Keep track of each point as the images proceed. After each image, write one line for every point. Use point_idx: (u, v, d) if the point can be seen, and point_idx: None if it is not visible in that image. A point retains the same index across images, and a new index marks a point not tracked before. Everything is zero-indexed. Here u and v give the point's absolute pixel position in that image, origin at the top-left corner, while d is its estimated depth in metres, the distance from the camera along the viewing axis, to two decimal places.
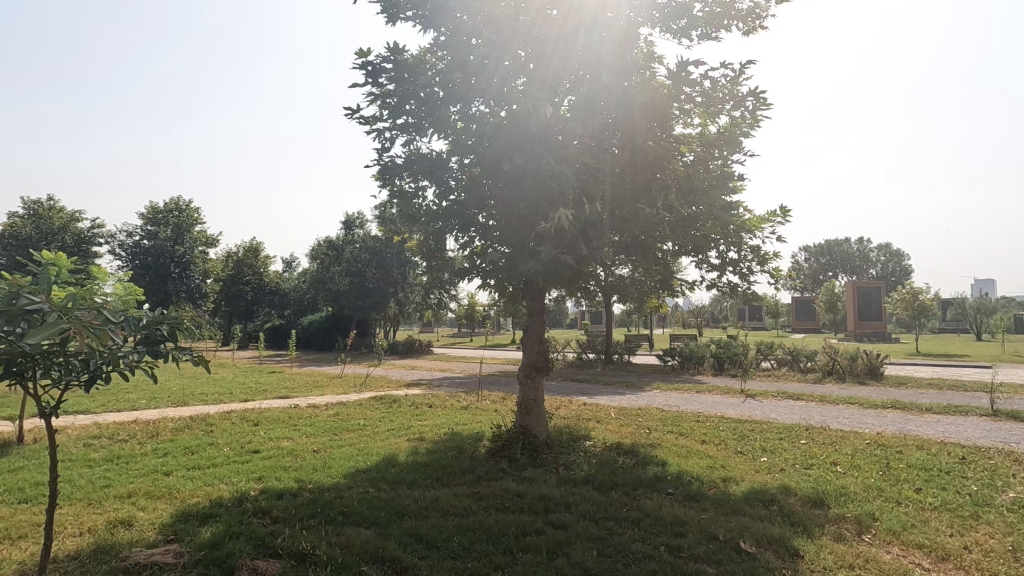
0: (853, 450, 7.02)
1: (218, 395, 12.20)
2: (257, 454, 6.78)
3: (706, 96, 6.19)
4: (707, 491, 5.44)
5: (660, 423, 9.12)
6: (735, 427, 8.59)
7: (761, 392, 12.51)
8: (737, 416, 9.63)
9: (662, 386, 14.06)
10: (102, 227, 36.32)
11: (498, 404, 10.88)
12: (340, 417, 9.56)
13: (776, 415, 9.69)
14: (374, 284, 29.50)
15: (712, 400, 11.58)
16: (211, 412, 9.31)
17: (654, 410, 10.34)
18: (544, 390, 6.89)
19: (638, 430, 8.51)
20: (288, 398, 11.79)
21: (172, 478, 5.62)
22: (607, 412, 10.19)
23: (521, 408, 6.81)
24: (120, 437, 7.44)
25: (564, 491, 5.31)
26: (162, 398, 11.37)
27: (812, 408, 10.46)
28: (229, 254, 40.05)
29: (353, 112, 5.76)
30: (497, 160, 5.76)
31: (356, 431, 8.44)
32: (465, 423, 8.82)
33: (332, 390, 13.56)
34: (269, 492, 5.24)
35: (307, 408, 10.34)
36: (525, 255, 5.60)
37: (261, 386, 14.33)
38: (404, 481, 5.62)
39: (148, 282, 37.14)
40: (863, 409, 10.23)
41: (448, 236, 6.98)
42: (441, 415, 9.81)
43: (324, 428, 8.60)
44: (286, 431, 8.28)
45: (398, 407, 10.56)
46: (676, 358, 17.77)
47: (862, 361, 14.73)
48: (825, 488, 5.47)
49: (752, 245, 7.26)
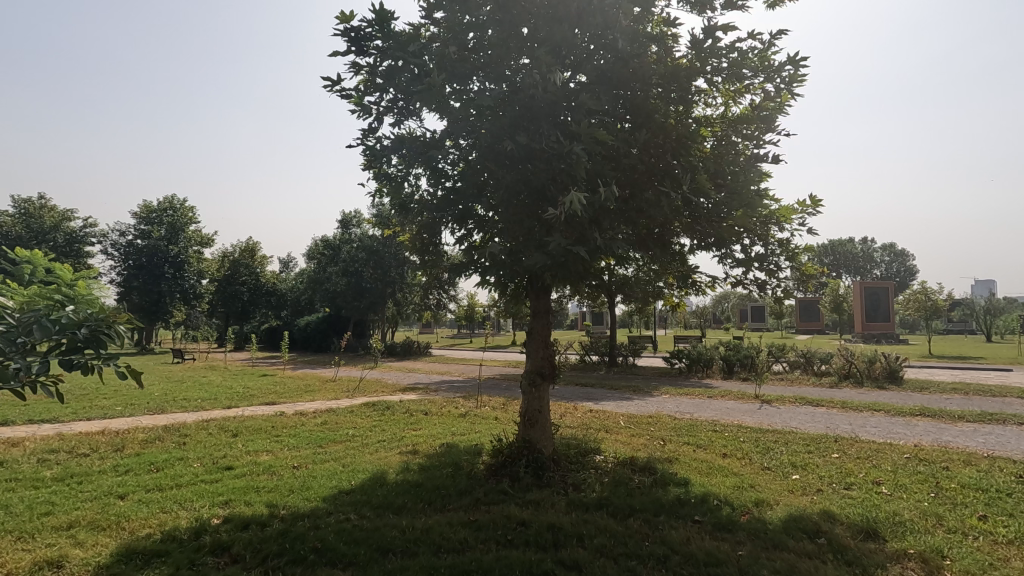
0: (893, 466, 6.31)
1: (201, 401, 11.54)
2: (229, 472, 6.07)
3: (733, 69, 5.44)
4: (739, 518, 4.73)
5: (674, 433, 8.42)
6: (757, 438, 7.88)
7: (778, 398, 11.80)
8: (756, 425, 8.94)
9: (671, 390, 13.36)
10: (95, 226, 35.83)
11: (498, 411, 10.19)
12: (328, 426, 8.86)
13: (798, 424, 8.98)
14: (371, 284, 28.84)
15: (725, 407, 10.90)
16: (189, 421, 8.62)
17: (666, 418, 9.64)
18: (550, 399, 6.18)
19: (651, 442, 7.81)
20: (276, 403, 11.10)
21: (125, 504, 4.92)
22: (615, 420, 9.50)
23: (524, 420, 6.10)
24: (81, 450, 6.75)
25: (575, 519, 4.59)
26: (139, 404, 10.70)
27: (835, 416, 9.75)
28: (224, 254, 39.46)
29: (333, 85, 5.04)
30: (498, 140, 5.05)
31: (343, 443, 7.72)
32: (463, 434, 8.11)
33: (323, 395, 12.86)
34: (234, 520, 4.53)
35: (294, 415, 9.65)
36: (529, 248, 4.91)
37: (250, 390, 13.67)
38: (391, 507, 4.91)
39: (141, 283, 36.58)
40: (891, 418, 9.53)
41: (443, 228, 6.30)
42: (437, 424, 9.12)
43: (309, 439, 7.88)
44: (266, 442, 7.58)
45: (392, 415, 9.85)
46: (684, 360, 17.09)
47: (880, 364, 14.03)
48: (876, 514, 4.76)
49: (780, 239, 6.54)
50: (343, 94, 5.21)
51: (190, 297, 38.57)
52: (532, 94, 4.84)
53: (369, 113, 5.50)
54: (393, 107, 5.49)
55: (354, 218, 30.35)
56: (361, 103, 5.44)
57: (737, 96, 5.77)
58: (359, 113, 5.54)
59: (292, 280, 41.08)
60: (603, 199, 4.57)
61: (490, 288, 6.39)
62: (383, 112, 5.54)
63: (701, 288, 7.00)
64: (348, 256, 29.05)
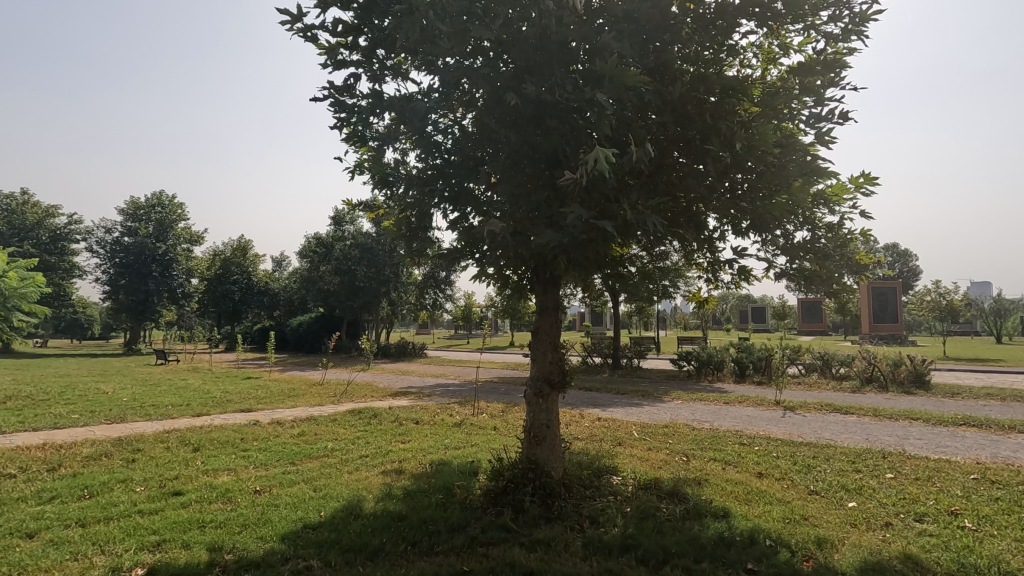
0: (964, 490, 5.35)
1: (169, 407, 10.53)
2: (176, 498, 5.07)
3: (790, 9, 4.38)
4: (803, 565, 3.76)
5: (696, 446, 7.46)
6: (792, 453, 6.93)
7: (802, 404, 10.82)
8: (785, 436, 7.97)
9: (683, 395, 12.39)
10: (80, 223, 34.87)
11: (497, 420, 9.20)
12: (305, 437, 7.87)
13: (833, 436, 8.02)
14: (365, 283, 27.85)
15: (745, 414, 9.95)
16: (146, 433, 7.61)
17: (685, 428, 8.64)
18: (558, 411, 5.20)
19: (672, 458, 6.84)
20: (251, 410, 10.09)
21: (31, 547, 3.92)
22: (627, 430, 8.53)
23: (528, 438, 5.12)
24: (6, 470, 5.74)
25: (597, 570, 3.62)
26: (99, 412, 9.68)
27: (870, 425, 8.78)
28: (215, 252, 38.46)
29: (294, 21, 4.03)
30: (501, 92, 4.08)
31: (320, 460, 6.70)
32: (457, 449, 7.13)
33: (306, 400, 11.87)
34: (160, 571, 3.55)
35: (269, 425, 8.64)
36: (540, 224, 3.97)
37: (228, 395, 12.67)
38: (364, 551, 3.91)
39: (127, 281, 35.54)
40: (933, 428, 8.57)
41: (434, 210, 5.31)
42: (428, 435, 8.14)
43: (280, 455, 6.86)
44: (229, 459, 6.57)
45: (379, 424, 8.85)
46: (693, 362, 16.13)
47: (905, 367, 13.14)
48: (973, 561, 3.79)
49: (827, 223, 5.53)
50: (308, 35, 4.22)
51: (179, 296, 37.48)
52: (541, 32, 3.89)
53: (340, 62, 4.51)
54: (371, 56, 4.51)
55: (347, 215, 29.31)
56: (331, 50, 4.46)
57: (781, 51, 4.85)
58: (328, 63, 4.56)
59: (285, 278, 40.06)
60: (638, 160, 3.59)
61: (488, 281, 5.43)
62: (357, 61, 4.55)
63: (732, 283, 5.99)
64: (341, 254, 28.04)
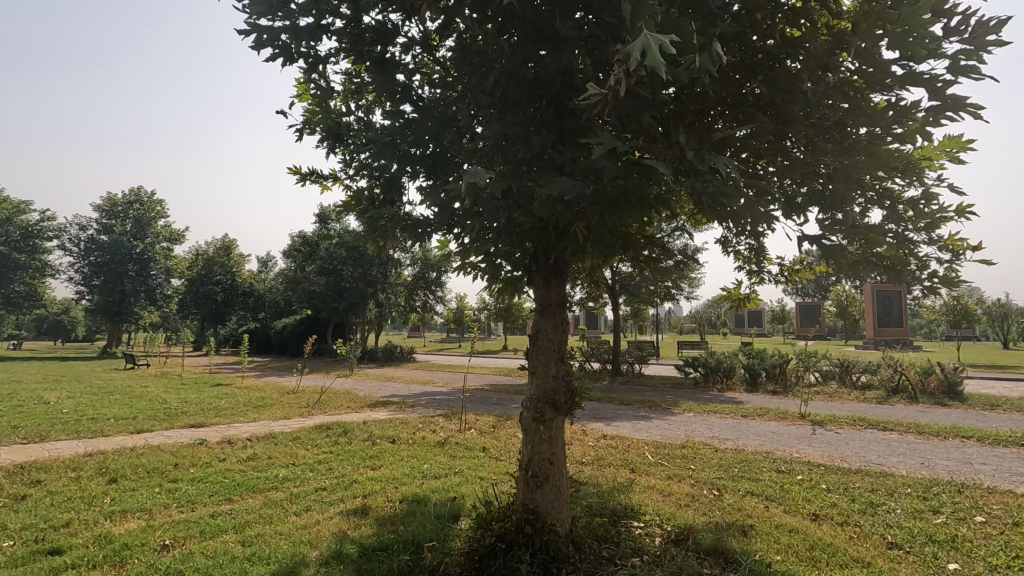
0: None
1: (108, 420, 9.13)
2: (44, 562, 3.74)
3: None
4: None
5: (725, 473, 6.22)
6: (845, 485, 5.69)
7: (831, 418, 9.61)
8: (826, 460, 6.75)
9: (694, 406, 11.17)
10: (53, 220, 33.29)
11: (487, 439, 7.93)
12: (255, 461, 6.57)
13: (883, 460, 6.79)
14: (350, 284, 26.41)
15: (769, 430, 8.75)
16: (58, 458, 6.25)
17: (706, 449, 7.38)
18: (564, 441, 3.97)
19: (699, 491, 5.58)
20: (203, 426, 8.72)
21: None
22: (639, 451, 7.27)
23: (525, 477, 3.89)
24: None
25: None
26: (20, 427, 8.28)
27: (920, 446, 7.57)
28: (196, 251, 36.91)
29: None
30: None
31: (265, 495, 5.38)
32: (438, 479, 5.84)
33: (272, 411, 10.55)
34: None
35: (217, 445, 7.32)
36: (549, 177, 2.77)
37: (184, 406, 11.26)
38: None
39: (101, 282, 33.91)
40: (994, 449, 7.37)
41: (402, 178, 4.07)
42: (405, 458, 6.87)
43: (216, 488, 5.52)
44: (149, 494, 5.26)
45: (348, 443, 7.55)
46: (700, 369, 14.94)
47: (935, 376, 12.01)
48: None
49: (908, 198, 4.23)
50: None
51: (157, 297, 35.82)
52: None
53: None
54: None
55: (332, 212, 28.07)
56: None
57: None
58: None
59: (270, 279, 38.70)
60: (700, 85, 2.40)
61: (474, 272, 4.20)
62: None
63: (780, 275, 4.74)
64: (326, 254, 26.70)
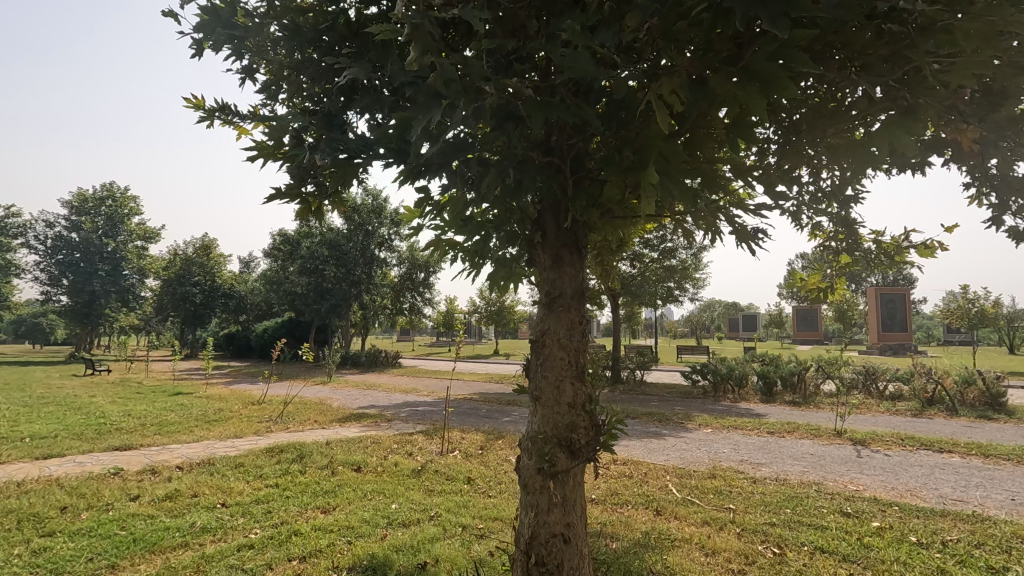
0: None
1: (18, 440, 7.61)
2: None
3: None
4: None
5: (777, 515, 4.87)
6: (940, 536, 4.35)
7: (872, 435, 8.31)
8: (895, 496, 5.42)
9: (711, 421, 9.79)
10: (19, 216, 31.51)
11: (472, 465, 6.55)
12: (173, 501, 5.11)
13: (964, 495, 5.46)
14: (332, 284, 24.86)
15: (806, 451, 7.45)
16: None
17: (741, 479, 6.01)
18: (585, 507, 2.60)
19: (751, 546, 4.20)
20: (131, 447, 7.25)
21: None
22: (661, 481, 5.91)
23: (527, 561, 2.55)
24: None
25: None
26: None
27: (996, 474, 6.26)
28: (172, 250, 35.16)
29: None
30: None
31: (168, 557, 3.95)
32: (404, 530, 4.42)
33: (222, 427, 9.05)
34: None
35: (134, 476, 5.85)
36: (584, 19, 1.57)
37: (124, 420, 9.75)
38: None
39: (69, 281, 32.12)
40: None
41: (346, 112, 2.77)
42: (368, 493, 5.46)
43: (101, 545, 4.06)
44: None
45: (301, 472, 6.12)
46: (709, 377, 13.60)
47: (977, 387, 10.74)
48: None
49: None
50: None
51: (130, 299, 34.01)
52: None
53: None
54: None
55: None
56: None
57: None
58: None
59: (251, 280, 36.98)
60: None
61: (454, 255, 2.90)
62: None
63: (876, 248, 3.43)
64: (307, 252, 25.17)
